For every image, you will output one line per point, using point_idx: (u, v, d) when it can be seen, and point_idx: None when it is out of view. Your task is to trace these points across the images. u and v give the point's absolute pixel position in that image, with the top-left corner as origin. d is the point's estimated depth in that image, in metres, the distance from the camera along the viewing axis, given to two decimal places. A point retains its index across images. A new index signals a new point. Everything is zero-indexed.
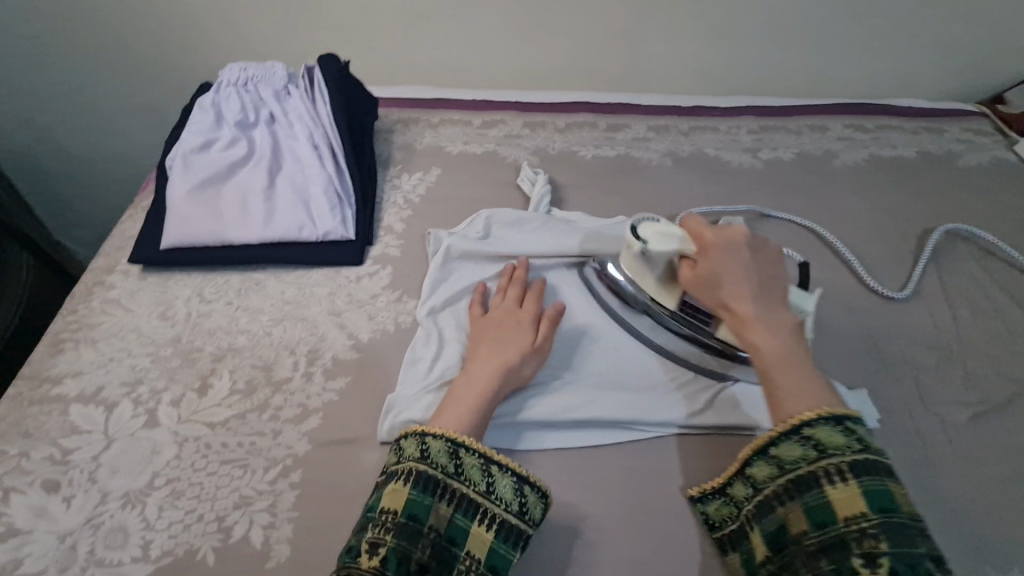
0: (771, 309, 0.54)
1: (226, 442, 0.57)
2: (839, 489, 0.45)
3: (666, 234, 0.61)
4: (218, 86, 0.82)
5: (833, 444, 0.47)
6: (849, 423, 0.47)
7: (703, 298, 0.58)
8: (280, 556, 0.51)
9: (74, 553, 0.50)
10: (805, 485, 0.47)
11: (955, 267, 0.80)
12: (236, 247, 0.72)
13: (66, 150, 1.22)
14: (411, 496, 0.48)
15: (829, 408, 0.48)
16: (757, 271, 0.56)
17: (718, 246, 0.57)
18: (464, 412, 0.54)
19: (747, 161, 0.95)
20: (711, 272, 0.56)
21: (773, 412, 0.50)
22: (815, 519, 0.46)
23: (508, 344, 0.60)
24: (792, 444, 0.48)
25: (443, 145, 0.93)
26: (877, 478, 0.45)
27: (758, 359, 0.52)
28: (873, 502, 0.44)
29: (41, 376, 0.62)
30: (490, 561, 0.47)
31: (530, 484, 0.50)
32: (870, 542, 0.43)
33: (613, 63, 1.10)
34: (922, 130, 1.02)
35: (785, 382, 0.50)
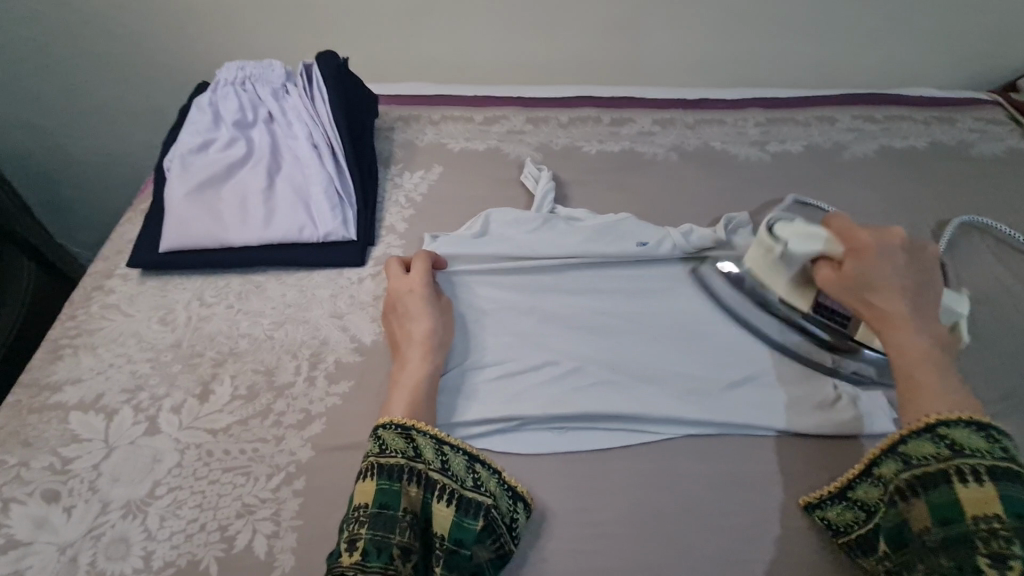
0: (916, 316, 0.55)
1: (229, 449, 0.56)
2: (972, 490, 0.44)
3: (813, 235, 0.59)
4: (215, 85, 0.80)
5: (970, 446, 0.46)
6: (994, 432, 0.47)
7: (842, 298, 0.57)
8: (285, 566, 0.50)
9: (76, 565, 0.49)
10: (933, 482, 0.46)
11: (971, 260, 0.78)
12: (236, 249, 0.71)
13: (64, 152, 1.20)
14: (378, 487, 0.49)
15: (970, 414, 0.48)
16: (908, 274, 0.56)
17: (878, 249, 0.56)
18: (412, 401, 0.56)
19: (755, 154, 0.93)
20: (863, 275, 0.56)
21: (909, 413, 0.51)
22: (939, 515, 0.45)
23: (418, 316, 0.62)
24: (927, 441, 0.48)
25: (444, 143, 0.91)
26: (1018, 486, 0.44)
27: (900, 358, 0.53)
28: (1009, 507, 0.43)
29: (41, 384, 0.60)
30: (455, 535, 0.49)
31: (480, 461, 0.54)
32: (999, 544, 0.42)
33: (616, 56, 1.09)
34: (933, 120, 1.00)
35: (927, 381, 0.51)
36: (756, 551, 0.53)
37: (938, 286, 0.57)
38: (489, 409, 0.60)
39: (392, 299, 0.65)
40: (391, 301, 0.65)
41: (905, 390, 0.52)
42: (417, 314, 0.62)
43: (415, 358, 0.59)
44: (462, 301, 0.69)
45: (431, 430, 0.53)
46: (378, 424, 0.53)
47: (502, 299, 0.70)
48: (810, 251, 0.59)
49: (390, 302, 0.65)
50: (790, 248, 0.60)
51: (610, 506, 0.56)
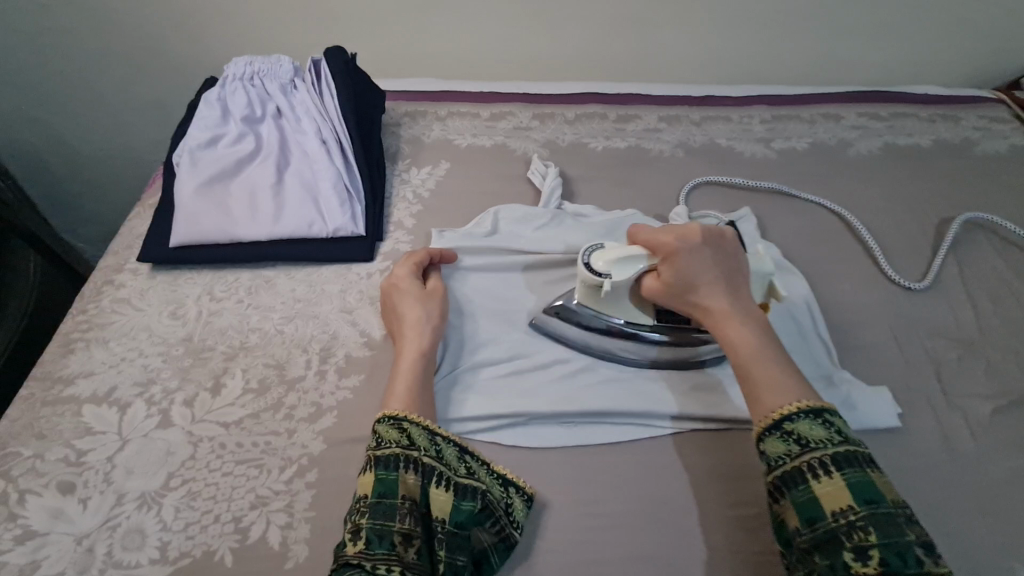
0: (738, 305, 0.54)
1: (241, 442, 0.57)
2: (826, 484, 0.44)
3: (628, 255, 0.57)
4: (223, 80, 0.80)
5: (814, 437, 0.46)
6: (828, 417, 0.47)
7: (673, 302, 0.57)
8: (298, 557, 0.50)
9: (92, 555, 0.49)
10: (793, 481, 0.45)
11: (976, 258, 0.79)
12: (246, 244, 0.71)
13: (69, 146, 1.21)
14: (377, 477, 0.49)
15: (809, 402, 0.48)
16: (723, 268, 0.56)
17: (681, 251, 0.55)
18: (409, 391, 0.56)
19: (760, 151, 0.93)
20: (678, 279, 0.55)
21: (755, 409, 0.50)
22: (804, 516, 0.44)
23: (407, 303, 0.63)
24: (778, 439, 0.47)
25: (451, 139, 0.91)
26: (860, 470, 0.44)
27: (735, 358, 0.52)
28: (858, 496, 0.43)
29: (54, 377, 0.61)
30: (456, 518, 0.49)
31: (471, 453, 0.55)
32: (860, 536, 0.42)
33: (623, 52, 1.09)
34: (938, 118, 1.00)
35: (764, 375, 0.50)
36: (763, 545, 0.53)
37: (749, 265, 0.57)
38: (502, 403, 0.61)
39: (393, 293, 0.65)
40: (392, 295, 0.65)
41: (748, 390, 0.51)
42: (406, 303, 0.63)
43: (406, 345, 0.60)
44: (469, 296, 0.70)
45: (425, 421, 0.53)
46: (378, 418, 0.53)
47: (505, 295, 0.70)
48: (631, 274, 0.57)
49: (382, 296, 0.66)
50: (616, 279, 0.57)
51: (617, 499, 0.56)
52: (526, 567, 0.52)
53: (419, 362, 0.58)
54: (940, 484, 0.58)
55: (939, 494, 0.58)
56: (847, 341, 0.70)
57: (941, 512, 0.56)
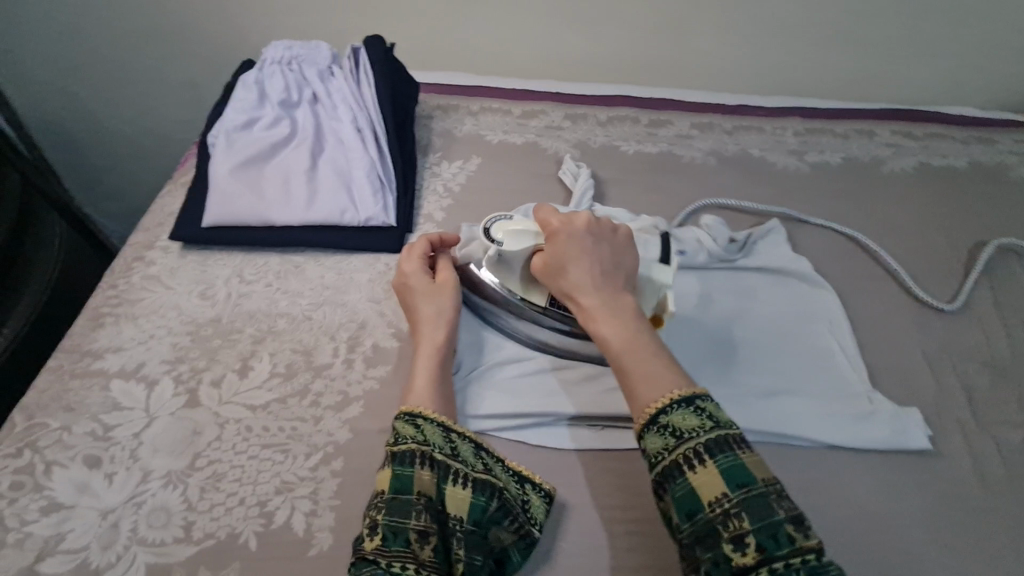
0: (614, 297, 0.54)
1: (268, 426, 0.56)
2: (700, 474, 0.44)
3: (524, 232, 0.59)
4: (262, 64, 0.80)
5: (687, 427, 0.45)
6: (698, 403, 0.46)
7: (557, 294, 0.57)
8: (322, 545, 0.50)
9: (117, 531, 0.49)
10: (670, 476, 0.45)
11: (1009, 282, 0.78)
12: (278, 228, 0.71)
13: (97, 121, 1.21)
14: (393, 473, 0.48)
15: (678, 391, 0.47)
16: (598, 259, 0.55)
17: (560, 238, 0.56)
18: (428, 387, 0.55)
19: (793, 163, 0.93)
20: (556, 267, 0.55)
21: (631, 404, 0.49)
22: (684, 511, 0.43)
23: (421, 300, 0.61)
24: (654, 435, 0.46)
25: (483, 134, 0.91)
26: (731, 454, 0.44)
27: (608, 351, 0.51)
28: (731, 482, 0.43)
29: (83, 350, 0.61)
30: (473, 516, 0.48)
31: (486, 449, 0.53)
32: (734, 524, 0.42)
33: (657, 57, 1.08)
34: (973, 140, 0.99)
35: (636, 367, 0.49)
36: None
37: (631, 256, 0.56)
38: (525, 404, 0.60)
39: (404, 288, 0.63)
40: (404, 290, 0.63)
41: (622, 384, 0.50)
42: (420, 300, 0.62)
43: (422, 342, 0.59)
44: None
45: (439, 417, 0.52)
46: (399, 414, 0.52)
47: None
48: (521, 249, 0.58)
49: (397, 293, 0.65)
50: (505, 248, 0.59)
51: (641, 507, 0.56)
52: (549, 568, 0.52)
53: (436, 359, 0.57)
54: (967, 510, 0.58)
55: (966, 520, 0.57)
56: (876, 361, 0.69)
57: (968, 539, 0.56)
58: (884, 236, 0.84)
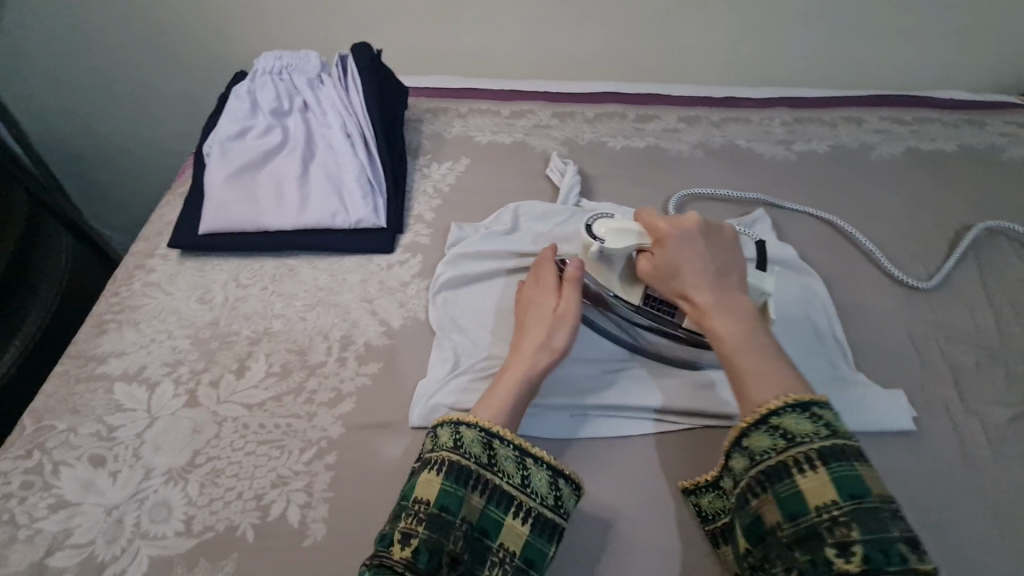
0: (729, 297, 0.54)
1: (264, 424, 0.59)
2: (809, 479, 0.44)
3: (622, 228, 0.60)
4: (254, 74, 0.82)
5: (800, 432, 0.46)
6: (817, 410, 0.46)
7: (661, 289, 0.58)
8: (316, 535, 0.52)
9: (121, 526, 0.51)
10: (776, 476, 0.45)
11: (997, 262, 0.78)
12: (271, 233, 0.73)
13: (102, 137, 1.24)
14: (444, 487, 0.49)
15: (794, 396, 0.47)
16: (711, 260, 0.55)
17: (671, 237, 0.56)
18: (498, 403, 0.54)
19: (780, 153, 0.93)
20: (668, 264, 0.56)
21: (742, 401, 0.49)
22: (786, 510, 0.44)
23: (537, 320, 0.60)
24: (764, 433, 0.47)
25: (472, 135, 0.93)
26: (848, 465, 0.44)
27: (720, 348, 0.52)
28: (843, 491, 0.43)
29: (88, 356, 0.63)
30: (525, 554, 0.48)
31: (564, 477, 0.52)
32: (841, 531, 0.42)
33: (644, 53, 1.09)
34: (963, 123, 0.99)
35: (751, 367, 0.50)
36: None
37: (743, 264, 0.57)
38: None
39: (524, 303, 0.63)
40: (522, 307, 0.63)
41: (733, 382, 0.51)
42: (535, 321, 0.60)
43: (516, 360, 0.57)
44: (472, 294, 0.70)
45: (480, 422, 0.52)
46: (445, 419, 0.53)
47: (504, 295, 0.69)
48: (623, 246, 0.59)
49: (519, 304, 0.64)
50: (607, 245, 0.60)
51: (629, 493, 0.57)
52: None
53: (519, 382, 0.55)
54: (955, 489, 0.58)
55: (953, 499, 0.57)
56: (862, 345, 0.70)
57: (954, 515, 0.56)
58: (872, 222, 0.84)
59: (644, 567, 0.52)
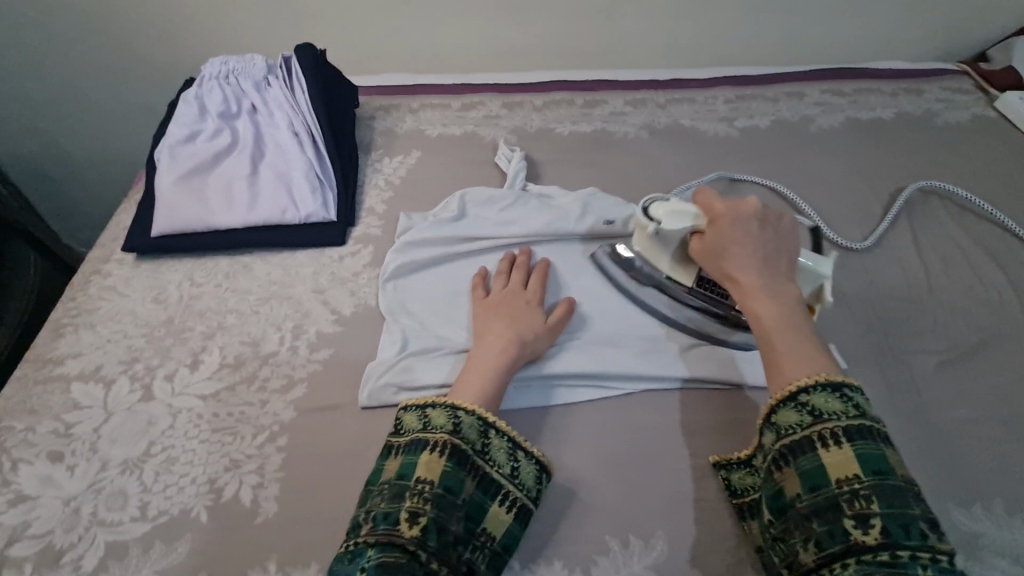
0: (777, 280, 0.54)
1: (218, 412, 0.61)
2: (832, 454, 0.45)
3: (679, 211, 0.60)
4: (201, 80, 0.84)
5: (829, 409, 0.46)
6: (847, 391, 0.47)
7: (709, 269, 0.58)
8: (268, 513, 0.54)
9: (78, 516, 0.53)
10: (799, 449, 0.46)
11: (929, 221, 0.81)
12: (223, 232, 0.75)
13: (67, 154, 1.26)
14: (447, 469, 0.50)
15: (828, 375, 0.47)
16: (763, 243, 0.56)
17: (728, 219, 0.57)
18: (479, 389, 0.56)
19: (723, 129, 0.96)
20: (718, 244, 0.57)
21: (773, 378, 0.50)
22: (807, 482, 0.45)
23: (527, 321, 0.63)
24: (791, 410, 0.47)
25: (423, 129, 0.95)
26: (870, 442, 0.45)
27: (758, 328, 0.52)
28: (866, 466, 0.44)
29: (46, 358, 0.65)
30: (505, 541, 0.50)
31: (546, 472, 0.54)
32: (861, 504, 0.43)
33: (591, 41, 1.12)
34: (900, 92, 1.02)
35: (787, 346, 0.50)
36: (705, 492, 0.56)
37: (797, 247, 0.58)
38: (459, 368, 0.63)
39: (509, 300, 0.66)
40: (505, 301, 0.66)
41: (767, 360, 0.51)
42: (525, 322, 0.63)
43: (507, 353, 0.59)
44: (422, 281, 0.72)
45: (478, 409, 0.54)
46: (439, 401, 0.54)
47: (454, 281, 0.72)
48: (682, 228, 0.60)
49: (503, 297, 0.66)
50: (664, 227, 0.61)
51: (574, 457, 0.59)
52: None
53: (502, 373, 0.58)
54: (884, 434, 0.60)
55: None
56: None
57: None
58: (811, 189, 0.87)
59: (583, 523, 0.54)
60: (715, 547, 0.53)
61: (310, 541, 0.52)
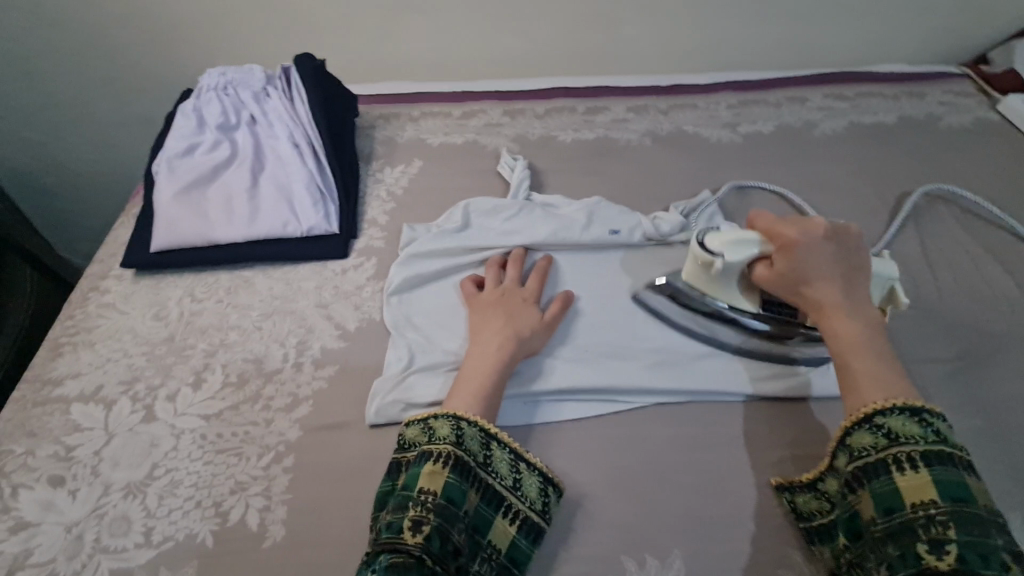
0: (854, 301, 0.54)
1: (221, 433, 0.59)
2: (909, 477, 0.45)
3: (742, 239, 0.57)
4: (199, 91, 0.83)
5: (907, 433, 0.46)
6: (926, 416, 0.47)
7: (779, 291, 0.57)
8: (275, 536, 0.53)
9: (81, 542, 0.52)
10: (873, 472, 0.46)
11: (935, 227, 0.81)
12: (223, 246, 0.74)
13: (60, 165, 1.24)
14: (449, 480, 0.49)
15: (905, 399, 0.48)
16: (838, 264, 0.54)
17: (801, 243, 0.54)
18: (472, 393, 0.55)
19: (726, 135, 0.96)
20: (789, 267, 0.55)
21: (851, 402, 0.50)
22: (881, 505, 0.45)
23: (520, 318, 0.63)
24: (865, 431, 0.48)
25: (424, 138, 0.94)
26: (950, 469, 0.45)
27: (838, 352, 0.52)
28: (944, 492, 0.44)
29: (44, 379, 0.64)
30: (511, 553, 0.50)
31: (553, 484, 0.54)
32: (937, 530, 0.42)
33: (591, 47, 1.11)
34: (903, 95, 1.02)
35: (865, 372, 0.50)
36: (719, 508, 0.55)
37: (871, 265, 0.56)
38: None
39: (503, 295, 0.66)
40: (498, 297, 0.66)
41: (846, 385, 0.51)
42: (518, 317, 0.63)
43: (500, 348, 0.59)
44: (428, 294, 0.71)
45: (479, 421, 0.53)
46: (444, 412, 0.54)
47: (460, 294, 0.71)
48: (745, 258, 0.57)
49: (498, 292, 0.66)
50: (728, 260, 0.58)
51: (586, 472, 0.58)
52: None
53: (495, 374, 0.57)
54: None
55: None
56: None
57: None
58: (816, 195, 0.86)
59: (597, 542, 0.53)
60: (732, 565, 0.52)
61: (319, 566, 0.51)
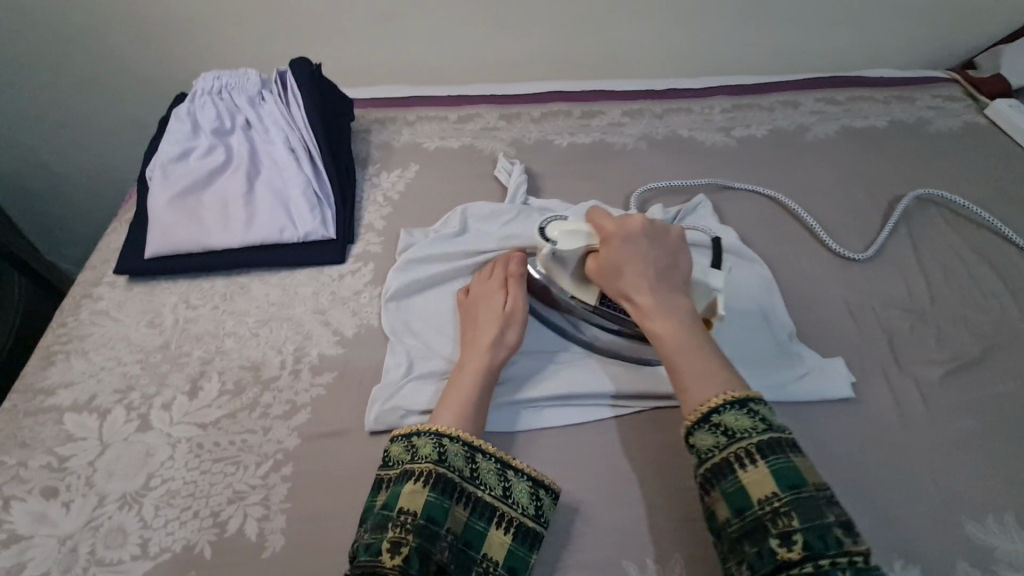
0: (670, 293, 0.55)
1: (218, 441, 0.59)
2: (751, 473, 0.45)
3: (573, 234, 0.60)
4: (193, 95, 0.83)
5: (741, 427, 0.47)
6: (753, 405, 0.48)
7: (609, 289, 0.58)
8: (275, 546, 0.52)
9: (76, 555, 0.51)
10: (721, 473, 0.46)
11: (927, 230, 0.82)
12: (219, 252, 0.73)
13: (49, 170, 1.22)
14: (429, 498, 0.49)
15: (732, 393, 0.48)
16: (654, 257, 0.56)
17: (619, 237, 0.57)
18: (456, 408, 0.55)
19: (721, 139, 0.96)
20: (612, 264, 0.57)
21: (684, 399, 0.50)
22: (733, 505, 0.45)
23: (489, 319, 0.62)
24: (706, 432, 0.48)
25: (420, 142, 0.94)
26: (783, 457, 0.45)
27: (663, 348, 0.53)
28: (782, 482, 0.44)
29: (35, 389, 0.63)
30: (508, 562, 0.49)
31: (544, 488, 0.53)
32: (783, 521, 0.43)
33: (587, 50, 1.12)
34: (894, 100, 1.03)
35: (689, 368, 0.51)
36: None
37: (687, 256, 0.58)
38: None
39: (475, 299, 0.65)
40: (472, 302, 0.66)
41: (675, 381, 0.51)
42: (488, 317, 0.62)
43: (472, 357, 0.59)
44: (428, 300, 0.71)
45: (462, 436, 0.53)
46: (426, 428, 0.53)
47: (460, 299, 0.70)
48: (574, 247, 0.59)
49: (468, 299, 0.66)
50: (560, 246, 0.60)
51: (584, 478, 0.58)
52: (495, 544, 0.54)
53: (477, 386, 0.57)
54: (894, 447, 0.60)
55: (898, 458, 0.59)
56: (808, 317, 0.72)
57: (896, 470, 0.58)
58: (810, 199, 0.87)
59: (597, 547, 0.53)
60: None
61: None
